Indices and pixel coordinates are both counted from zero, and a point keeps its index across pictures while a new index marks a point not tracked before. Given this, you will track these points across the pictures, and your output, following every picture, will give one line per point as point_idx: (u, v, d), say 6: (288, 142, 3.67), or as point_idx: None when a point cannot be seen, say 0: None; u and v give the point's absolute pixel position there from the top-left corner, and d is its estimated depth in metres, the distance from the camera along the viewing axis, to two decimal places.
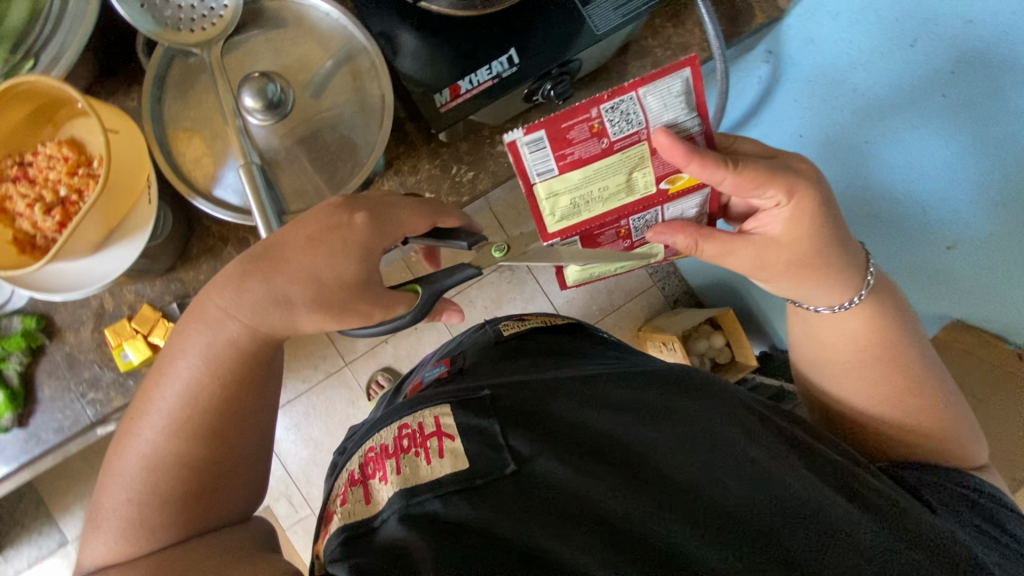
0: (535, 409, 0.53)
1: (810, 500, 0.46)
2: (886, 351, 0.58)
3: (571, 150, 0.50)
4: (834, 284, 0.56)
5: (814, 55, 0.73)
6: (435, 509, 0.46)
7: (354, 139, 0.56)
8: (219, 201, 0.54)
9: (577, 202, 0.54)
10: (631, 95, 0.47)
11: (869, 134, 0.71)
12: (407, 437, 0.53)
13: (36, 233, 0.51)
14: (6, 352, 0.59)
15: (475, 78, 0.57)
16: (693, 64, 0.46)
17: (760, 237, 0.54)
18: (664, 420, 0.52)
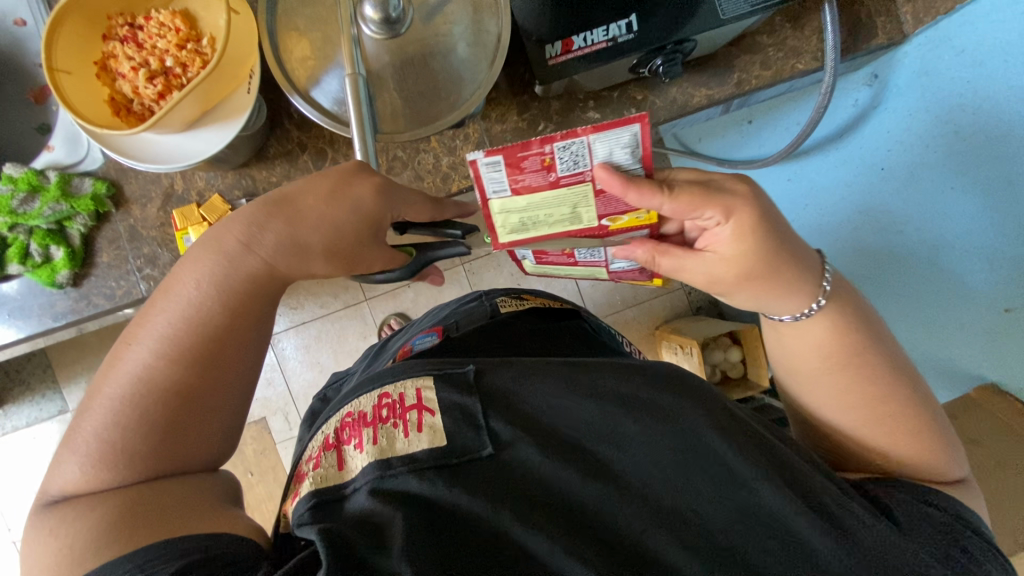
0: (518, 394, 0.47)
1: (773, 517, 0.41)
2: (849, 363, 0.51)
3: (522, 177, 0.44)
4: (790, 289, 0.48)
5: (924, 87, 0.72)
6: (408, 486, 0.41)
7: (460, 73, 0.56)
8: (313, 102, 0.54)
9: (526, 223, 0.48)
10: (582, 138, 0.41)
11: (942, 192, 0.73)
12: (385, 406, 0.47)
13: (134, 99, 0.51)
14: (73, 211, 0.60)
15: (589, 37, 0.56)
16: (642, 122, 0.39)
17: (709, 258, 0.47)
18: (646, 413, 0.45)
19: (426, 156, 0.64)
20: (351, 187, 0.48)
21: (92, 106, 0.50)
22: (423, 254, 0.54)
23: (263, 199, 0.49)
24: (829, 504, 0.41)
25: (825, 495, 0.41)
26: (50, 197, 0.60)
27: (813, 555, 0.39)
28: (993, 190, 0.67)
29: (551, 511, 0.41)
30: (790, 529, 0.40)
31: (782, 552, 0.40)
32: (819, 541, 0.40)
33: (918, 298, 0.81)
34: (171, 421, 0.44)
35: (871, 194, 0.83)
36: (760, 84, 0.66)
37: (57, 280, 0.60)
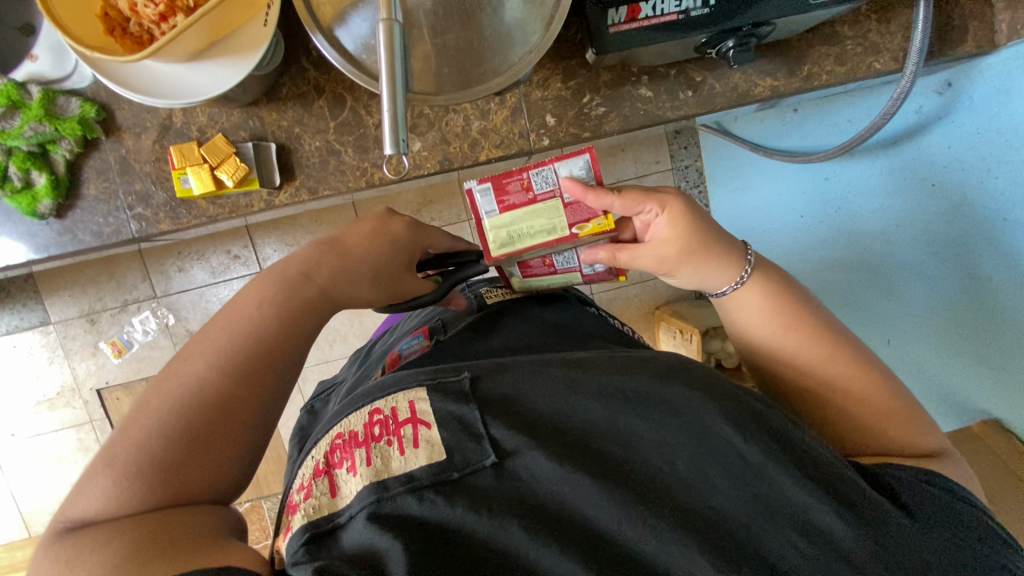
0: (519, 395, 0.42)
1: (797, 514, 0.36)
2: (805, 334, 0.50)
3: (506, 199, 0.50)
4: (726, 254, 0.51)
5: (1000, 106, 0.64)
6: (409, 508, 0.37)
7: (509, 30, 0.49)
8: (337, 44, 0.48)
9: (513, 238, 0.51)
10: (549, 166, 0.50)
11: (931, 248, 0.76)
12: (377, 421, 0.42)
13: (131, 17, 0.44)
14: (58, 134, 0.54)
15: (659, 6, 0.50)
16: (592, 150, 0.50)
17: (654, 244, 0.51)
18: (656, 412, 0.40)
19: (454, 118, 0.58)
20: (387, 228, 0.56)
21: (80, 20, 0.43)
22: (451, 276, 0.59)
23: (315, 244, 0.54)
24: (853, 500, 0.37)
25: (846, 487, 0.37)
26: (31, 115, 0.53)
27: (839, 549, 0.36)
28: (964, 265, 0.72)
29: (560, 525, 0.36)
30: (814, 523, 0.36)
31: (808, 548, 0.36)
32: (845, 538, 0.36)
33: (938, 320, 0.78)
34: (189, 418, 0.41)
35: (917, 210, 0.78)
36: (832, 80, 0.60)
37: (39, 209, 0.55)
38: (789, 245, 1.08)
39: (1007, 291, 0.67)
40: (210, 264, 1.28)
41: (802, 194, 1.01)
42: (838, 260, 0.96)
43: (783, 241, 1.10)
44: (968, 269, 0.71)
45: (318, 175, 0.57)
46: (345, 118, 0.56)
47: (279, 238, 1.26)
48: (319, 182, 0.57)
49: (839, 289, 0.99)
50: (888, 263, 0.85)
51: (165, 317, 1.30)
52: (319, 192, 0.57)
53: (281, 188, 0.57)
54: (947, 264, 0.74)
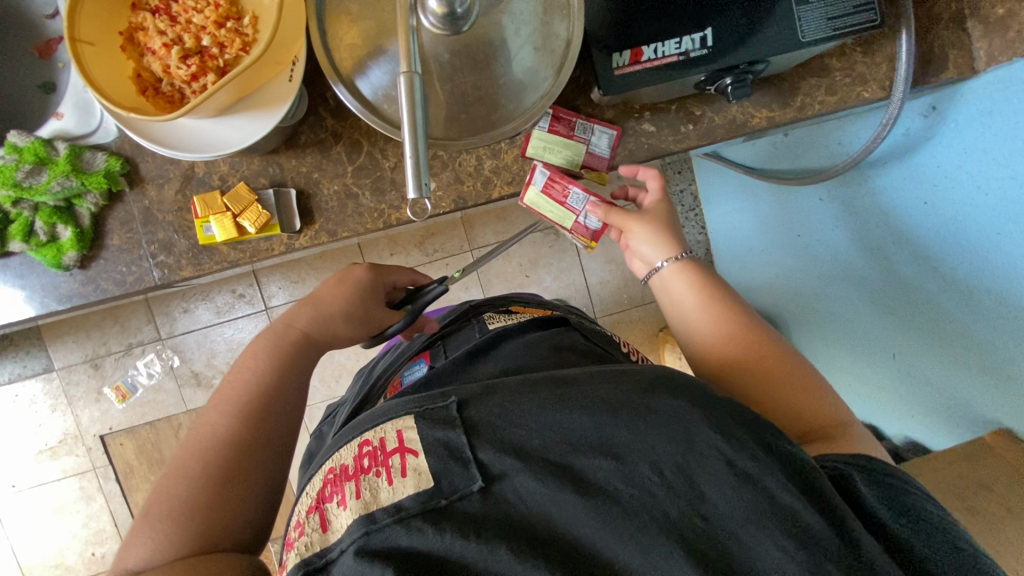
0: (507, 410, 0.41)
1: (791, 523, 0.33)
2: (724, 312, 0.54)
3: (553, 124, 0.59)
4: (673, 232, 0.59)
5: (984, 127, 0.68)
6: (398, 540, 0.36)
7: (520, 77, 0.52)
8: (357, 93, 0.51)
9: (543, 144, 0.60)
10: (589, 124, 0.60)
11: (927, 266, 0.79)
12: (366, 455, 0.43)
13: (163, 78, 0.47)
14: (84, 189, 0.55)
15: (660, 48, 0.53)
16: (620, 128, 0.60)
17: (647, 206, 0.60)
18: (643, 420, 0.38)
19: (467, 158, 0.60)
20: (352, 272, 0.57)
21: (116, 83, 0.45)
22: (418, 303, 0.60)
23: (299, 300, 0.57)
24: (842, 511, 0.34)
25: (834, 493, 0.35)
26: (58, 171, 0.55)
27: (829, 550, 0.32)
28: (961, 280, 0.74)
29: (544, 543, 0.35)
30: (806, 523, 0.33)
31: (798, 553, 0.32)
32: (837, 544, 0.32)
33: (942, 329, 0.79)
34: None
35: (912, 226, 0.80)
36: (823, 110, 0.63)
37: (63, 261, 0.56)
38: (789, 267, 1.11)
39: (1005, 302, 0.68)
40: (214, 304, 1.28)
41: (798, 213, 1.04)
42: (836, 281, 0.98)
43: (783, 263, 1.12)
44: (965, 283, 0.74)
45: (337, 218, 0.59)
46: (362, 162, 0.58)
47: (284, 276, 1.28)
48: (338, 225, 0.59)
49: (838, 308, 1.00)
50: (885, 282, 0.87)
51: (170, 359, 1.29)
52: (338, 234, 0.59)
53: (301, 231, 0.58)
54: (944, 280, 0.77)
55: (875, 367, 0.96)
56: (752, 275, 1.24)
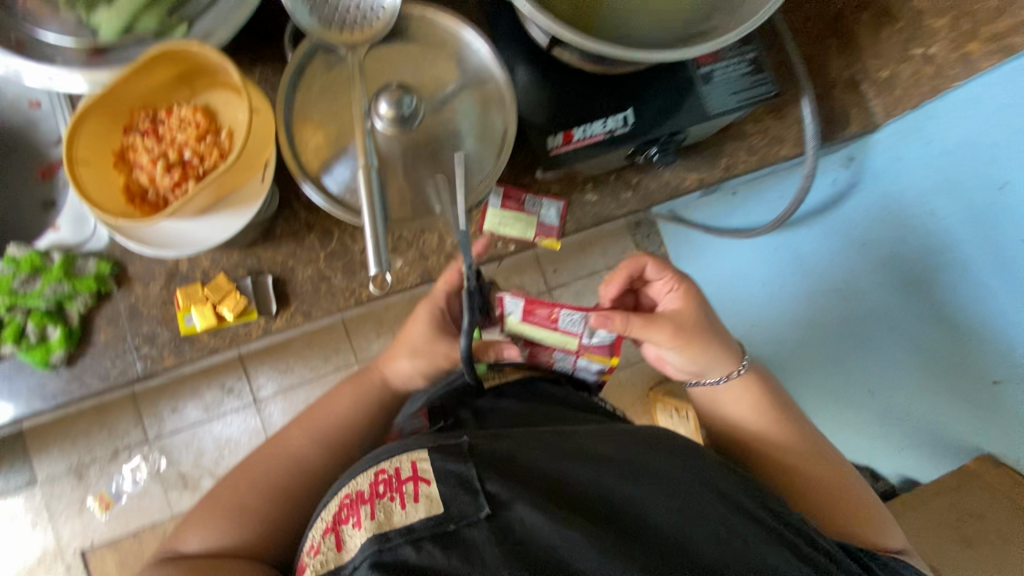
0: (516, 451, 0.43)
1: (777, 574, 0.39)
2: (778, 419, 0.62)
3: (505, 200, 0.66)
4: (722, 341, 0.61)
5: (902, 173, 0.76)
6: (409, 558, 0.36)
7: (468, 162, 0.59)
8: (323, 187, 0.57)
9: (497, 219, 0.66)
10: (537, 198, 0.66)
11: (902, 293, 0.80)
12: (382, 480, 0.41)
13: (149, 187, 0.53)
14: (75, 291, 0.60)
15: (589, 129, 0.60)
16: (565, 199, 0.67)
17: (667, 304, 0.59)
18: (645, 474, 0.42)
19: (430, 237, 0.64)
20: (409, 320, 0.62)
21: (107, 195, 0.51)
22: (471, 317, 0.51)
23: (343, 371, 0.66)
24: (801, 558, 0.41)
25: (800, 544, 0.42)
26: (52, 279, 0.59)
27: None
28: (935, 305, 0.75)
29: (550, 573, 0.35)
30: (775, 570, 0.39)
31: None
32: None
33: (904, 360, 0.83)
34: None
35: (860, 266, 0.86)
36: (747, 169, 0.70)
37: (51, 360, 0.59)
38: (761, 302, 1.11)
39: (964, 328, 0.72)
40: (203, 401, 1.29)
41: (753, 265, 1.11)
42: (813, 313, 0.99)
43: (756, 300, 1.12)
44: (940, 307, 0.75)
45: (312, 299, 0.63)
46: (333, 248, 0.64)
47: (272, 366, 1.30)
48: (312, 306, 0.63)
49: (818, 341, 1.00)
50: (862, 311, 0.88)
51: (157, 461, 1.27)
52: (313, 314, 0.63)
53: (278, 314, 0.62)
54: (918, 304, 0.78)
55: (849, 406, 0.98)
56: (726, 320, 1.24)
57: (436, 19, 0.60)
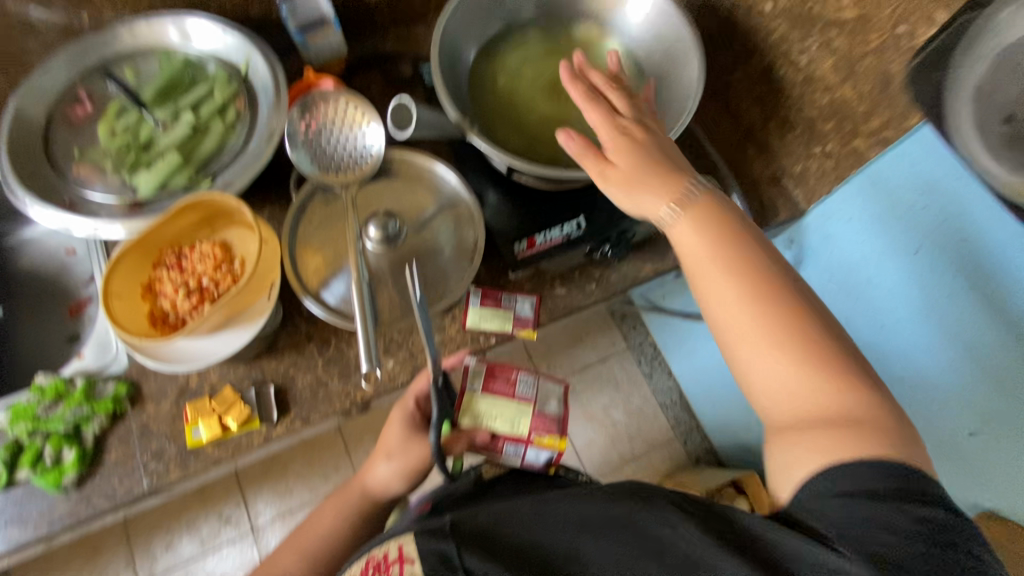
0: (494, 526, 0.45)
1: None
2: (751, 257, 0.49)
3: (487, 299, 0.72)
4: (658, 182, 0.53)
5: (833, 249, 0.85)
6: None
7: (446, 270, 0.70)
8: (322, 301, 0.66)
9: (479, 317, 0.72)
10: (513, 295, 0.73)
11: (953, 306, 0.71)
12: (370, 565, 0.44)
13: (171, 312, 0.61)
14: (93, 413, 0.65)
15: (548, 234, 0.70)
16: (537, 295, 0.74)
17: (614, 172, 0.55)
18: (611, 532, 0.44)
19: (417, 339, 0.70)
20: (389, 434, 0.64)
21: (133, 320, 0.59)
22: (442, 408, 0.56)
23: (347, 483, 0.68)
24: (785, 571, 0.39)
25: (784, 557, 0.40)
26: (73, 403, 0.65)
27: None
28: (1001, 313, 0.65)
29: None
30: None
31: None
32: None
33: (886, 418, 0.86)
34: None
35: None
36: None
37: (62, 482, 0.62)
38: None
39: (930, 379, 0.77)
40: (199, 534, 1.25)
41: None
42: (858, 350, 0.87)
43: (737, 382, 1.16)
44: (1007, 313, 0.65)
45: (310, 405, 0.68)
46: (331, 355, 0.70)
47: (271, 490, 1.29)
48: (310, 411, 0.68)
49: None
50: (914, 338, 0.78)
51: None
52: (311, 419, 0.68)
53: (278, 422, 0.67)
54: (979, 315, 0.68)
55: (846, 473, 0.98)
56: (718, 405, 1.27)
57: (415, 158, 0.73)
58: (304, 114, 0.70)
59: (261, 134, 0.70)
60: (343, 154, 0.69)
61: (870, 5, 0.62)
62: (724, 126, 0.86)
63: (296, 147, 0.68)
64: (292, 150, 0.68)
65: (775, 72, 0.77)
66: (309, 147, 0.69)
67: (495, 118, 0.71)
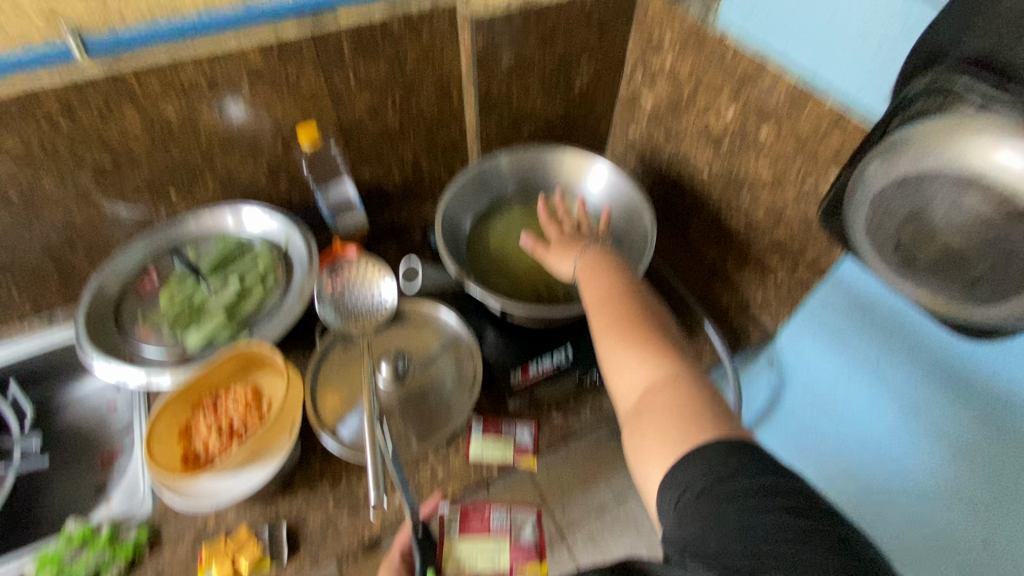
0: None
1: None
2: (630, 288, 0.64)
3: (489, 428, 0.78)
4: (566, 251, 0.73)
5: (806, 365, 0.89)
6: None
7: (449, 402, 0.78)
8: (338, 436, 0.73)
9: (482, 447, 0.76)
10: (512, 424, 0.79)
11: (920, 405, 0.72)
12: None
13: (202, 451, 0.68)
14: (113, 560, 0.68)
15: (540, 363, 0.80)
16: (535, 421, 0.80)
17: (539, 250, 0.76)
18: None
19: (424, 471, 0.75)
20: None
21: (169, 461, 0.66)
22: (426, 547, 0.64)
23: None
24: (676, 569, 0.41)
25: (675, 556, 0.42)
26: (97, 547, 0.68)
27: None
28: (976, 402, 0.65)
29: None
30: None
31: None
32: None
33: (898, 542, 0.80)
34: None
35: (822, 452, 0.91)
36: None
37: None
38: (803, 473, 0.97)
39: (925, 490, 0.74)
40: None
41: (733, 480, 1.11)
42: (864, 463, 0.83)
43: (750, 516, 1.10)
44: (980, 403, 0.65)
45: (319, 544, 0.70)
46: (342, 492, 0.74)
47: None
48: (320, 551, 0.70)
49: (886, 507, 0.81)
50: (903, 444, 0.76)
51: None
52: (319, 559, 0.69)
53: (288, 563, 0.69)
54: (943, 408, 0.69)
55: None
56: None
57: (421, 304, 0.85)
58: (331, 274, 0.85)
59: (293, 293, 0.84)
60: (362, 306, 0.83)
61: (781, 170, 0.78)
62: (691, 265, 1.03)
63: (324, 302, 0.82)
64: (320, 305, 0.81)
65: (723, 220, 0.92)
66: (334, 302, 0.83)
67: (493, 275, 0.86)
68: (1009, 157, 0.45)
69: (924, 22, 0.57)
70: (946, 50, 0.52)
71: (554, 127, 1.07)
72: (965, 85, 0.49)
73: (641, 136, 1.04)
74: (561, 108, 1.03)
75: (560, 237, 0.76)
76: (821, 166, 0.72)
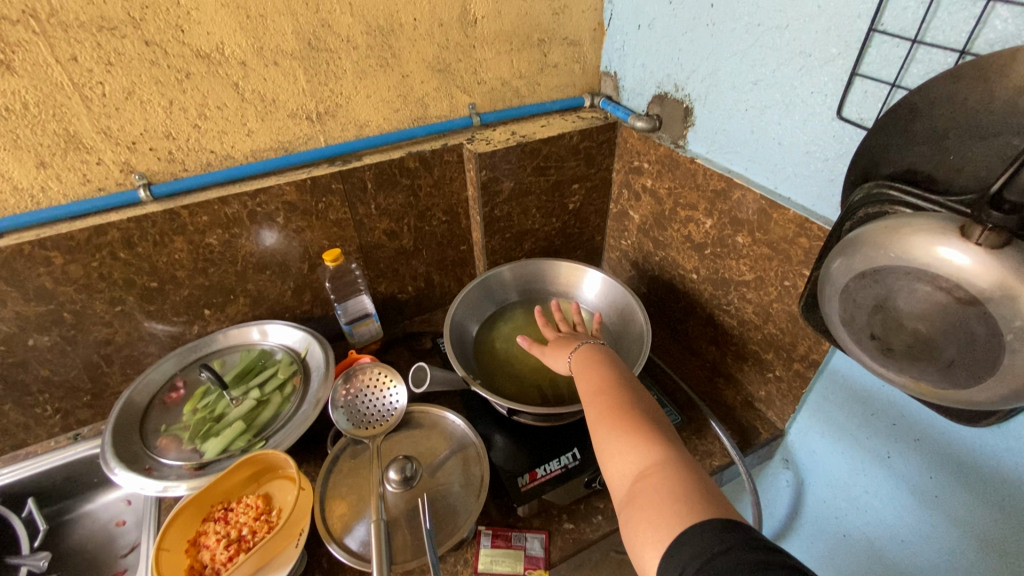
0: None
1: None
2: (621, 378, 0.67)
3: (499, 538, 0.76)
4: (561, 346, 0.78)
5: (821, 462, 0.88)
6: None
7: (456, 507, 0.77)
8: (344, 546, 0.71)
9: (491, 559, 0.74)
10: (522, 533, 0.77)
11: (940, 501, 0.70)
12: None
13: (208, 563, 0.68)
14: None
15: (547, 467, 0.82)
16: (546, 530, 0.78)
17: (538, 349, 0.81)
18: None
19: None
20: None
21: (174, 573, 0.66)
22: None
23: None
24: None
25: None
26: None
27: None
28: (990, 494, 0.64)
29: None
30: None
31: None
32: None
33: None
34: None
35: (853, 558, 0.86)
36: None
37: None
38: None
39: None
40: None
41: None
42: (898, 568, 0.78)
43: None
44: (994, 500, 0.64)
45: None
46: None
47: None
48: None
49: None
50: (928, 546, 0.73)
51: None
52: None
53: None
54: (961, 504, 0.68)
55: None
56: None
57: (430, 411, 0.89)
58: (345, 384, 0.87)
59: (309, 401, 0.89)
60: (373, 412, 0.86)
61: (761, 271, 0.84)
62: (690, 364, 1.07)
63: (338, 410, 0.85)
64: (334, 412, 0.84)
65: (715, 319, 0.98)
66: (347, 411, 0.85)
67: (500, 377, 0.89)
68: (950, 253, 0.48)
69: (852, 145, 0.67)
70: (878, 166, 0.61)
71: (552, 242, 1.18)
72: (896, 195, 0.57)
73: (632, 247, 1.14)
74: (558, 225, 1.15)
75: (557, 336, 0.82)
76: (795, 266, 0.78)
